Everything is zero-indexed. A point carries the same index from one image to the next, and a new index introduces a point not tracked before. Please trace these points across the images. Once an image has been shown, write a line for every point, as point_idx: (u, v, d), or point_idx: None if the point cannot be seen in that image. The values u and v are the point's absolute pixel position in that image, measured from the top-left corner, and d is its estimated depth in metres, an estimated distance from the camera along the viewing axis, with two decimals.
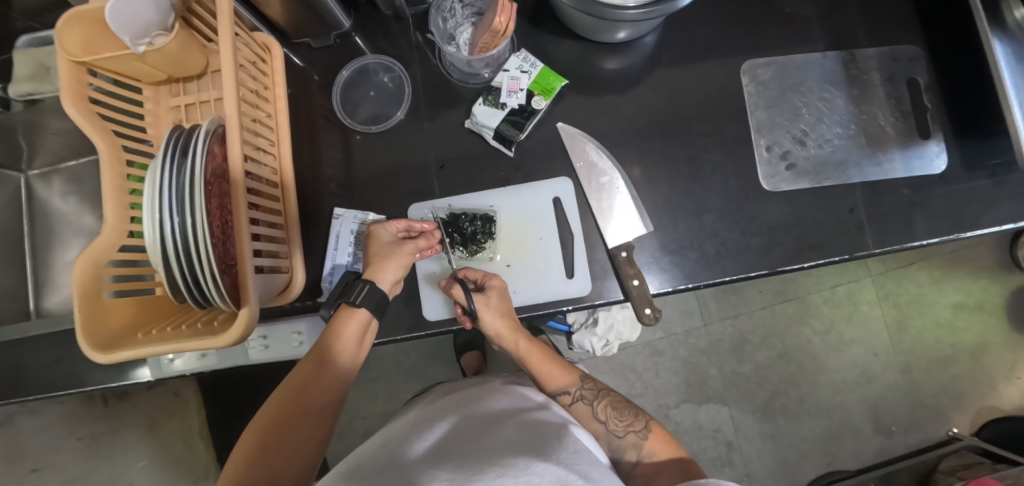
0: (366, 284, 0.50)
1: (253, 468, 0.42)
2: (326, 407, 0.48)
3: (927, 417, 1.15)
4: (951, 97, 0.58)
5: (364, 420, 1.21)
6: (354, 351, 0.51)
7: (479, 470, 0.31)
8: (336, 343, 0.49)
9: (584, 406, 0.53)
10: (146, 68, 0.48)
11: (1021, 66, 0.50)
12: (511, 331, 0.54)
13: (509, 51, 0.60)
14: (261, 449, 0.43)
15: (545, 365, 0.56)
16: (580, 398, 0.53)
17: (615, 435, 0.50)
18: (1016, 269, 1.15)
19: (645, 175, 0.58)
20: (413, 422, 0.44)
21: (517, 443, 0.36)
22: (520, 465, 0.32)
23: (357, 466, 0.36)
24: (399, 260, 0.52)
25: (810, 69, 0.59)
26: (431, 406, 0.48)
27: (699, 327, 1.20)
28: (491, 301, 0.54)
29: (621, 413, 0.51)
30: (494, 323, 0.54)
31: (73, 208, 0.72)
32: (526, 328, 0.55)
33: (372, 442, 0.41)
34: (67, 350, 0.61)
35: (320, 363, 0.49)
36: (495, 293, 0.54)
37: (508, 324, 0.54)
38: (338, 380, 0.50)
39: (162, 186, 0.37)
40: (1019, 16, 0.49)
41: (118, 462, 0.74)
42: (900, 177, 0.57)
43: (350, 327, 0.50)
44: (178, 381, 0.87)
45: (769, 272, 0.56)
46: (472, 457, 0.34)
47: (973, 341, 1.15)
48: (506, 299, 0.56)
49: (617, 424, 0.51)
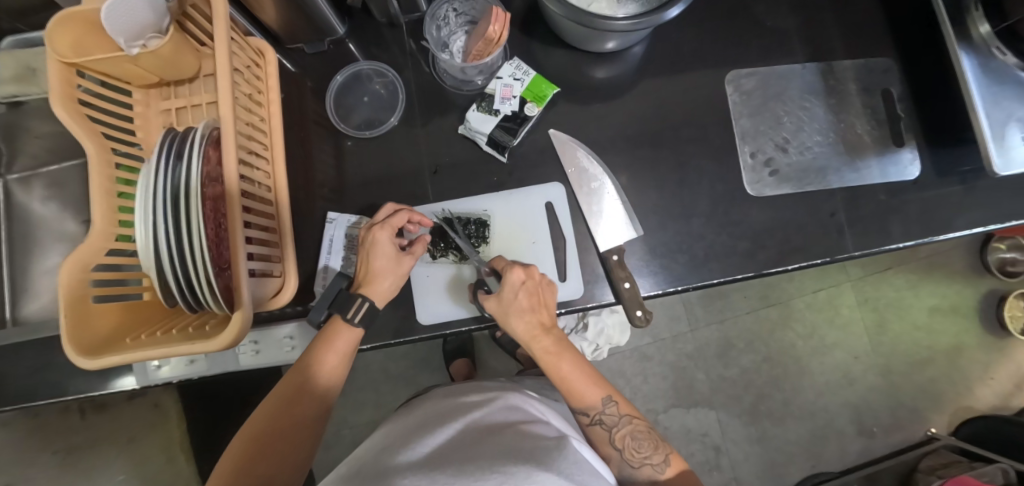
0: (365, 302, 0.50)
1: (244, 475, 0.43)
2: (315, 418, 0.48)
3: (906, 417, 1.18)
4: (924, 107, 0.60)
5: (353, 429, 1.19)
6: (343, 363, 0.50)
7: (481, 478, 0.32)
8: (325, 354, 0.49)
9: (602, 431, 0.51)
10: (138, 71, 0.47)
11: (986, 78, 0.53)
12: (544, 330, 0.51)
13: (502, 59, 0.61)
14: (252, 458, 0.44)
15: (569, 383, 0.51)
16: (599, 423, 0.51)
17: (629, 465, 0.50)
18: (987, 273, 1.20)
19: (634, 181, 0.59)
20: (416, 422, 0.44)
21: (519, 451, 0.36)
22: (520, 474, 0.32)
23: (361, 464, 0.37)
24: (393, 272, 0.52)
25: (790, 80, 0.61)
26: (434, 407, 0.49)
27: (685, 332, 1.22)
28: (511, 297, 0.50)
29: (640, 445, 0.50)
30: (517, 323, 0.50)
31: (54, 213, 0.71)
32: (552, 332, 0.51)
33: (374, 442, 0.42)
34: (49, 357, 0.59)
35: (308, 372, 0.48)
36: (513, 286, 0.50)
37: (533, 324, 0.50)
38: (328, 390, 0.49)
39: (156, 190, 0.37)
40: (983, 32, 0.52)
41: (95, 474, 0.74)
42: (877, 183, 0.59)
43: (342, 337, 0.50)
44: (159, 391, 0.83)
45: (755, 274, 0.58)
46: (474, 462, 0.34)
47: (949, 343, 1.19)
48: (534, 292, 0.51)
49: (634, 456, 0.50)
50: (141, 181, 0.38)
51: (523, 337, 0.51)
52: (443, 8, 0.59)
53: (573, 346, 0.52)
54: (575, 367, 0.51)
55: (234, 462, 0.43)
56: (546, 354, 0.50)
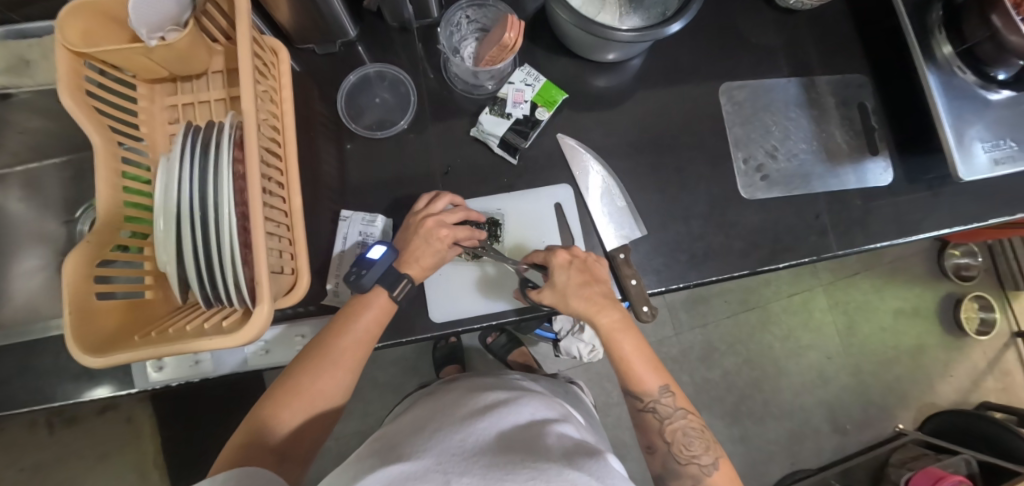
0: (409, 283, 0.52)
1: (269, 435, 0.44)
2: (340, 387, 0.48)
3: (876, 414, 1.25)
4: (896, 120, 0.66)
5: (339, 440, 1.17)
6: (366, 339, 0.49)
7: (513, 471, 0.32)
8: (353, 326, 0.49)
9: (654, 420, 0.52)
10: (147, 64, 0.46)
11: (951, 93, 0.58)
12: (606, 303, 0.53)
13: (512, 66, 0.63)
14: (273, 417, 0.45)
15: (632, 362, 0.52)
16: (650, 411, 0.52)
17: (676, 459, 0.51)
18: (943, 278, 1.29)
19: (637, 184, 0.62)
20: (444, 411, 0.46)
21: (548, 452, 0.36)
22: (552, 471, 0.33)
23: (394, 448, 0.38)
24: (436, 259, 0.53)
25: (776, 92, 0.66)
26: (458, 400, 0.49)
27: (670, 336, 1.26)
28: (565, 280, 0.52)
29: (690, 442, 0.51)
30: (577, 302, 0.52)
31: (34, 213, 0.67)
32: (614, 303, 0.53)
33: (406, 429, 0.43)
34: (32, 361, 0.56)
35: (333, 340, 0.48)
36: (562, 267, 0.53)
37: (594, 299, 0.52)
38: (352, 363, 0.49)
39: (181, 182, 0.37)
40: (946, 52, 0.58)
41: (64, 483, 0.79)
42: (855, 188, 0.64)
43: (374, 309, 0.50)
44: (132, 406, 0.85)
45: (750, 272, 0.61)
46: (505, 457, 0.34)
47: (912, 343, 1.27)
48: (585, 270, 0.54)
49: (682, 452, 0.51)
50: (165, 172, 0.38)
51: (586, 314, 0.52)
52: (456, 14, 0.62)
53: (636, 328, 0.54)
54: (637, 349, 0.53)
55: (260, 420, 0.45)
56: (608, 329, 0.52)
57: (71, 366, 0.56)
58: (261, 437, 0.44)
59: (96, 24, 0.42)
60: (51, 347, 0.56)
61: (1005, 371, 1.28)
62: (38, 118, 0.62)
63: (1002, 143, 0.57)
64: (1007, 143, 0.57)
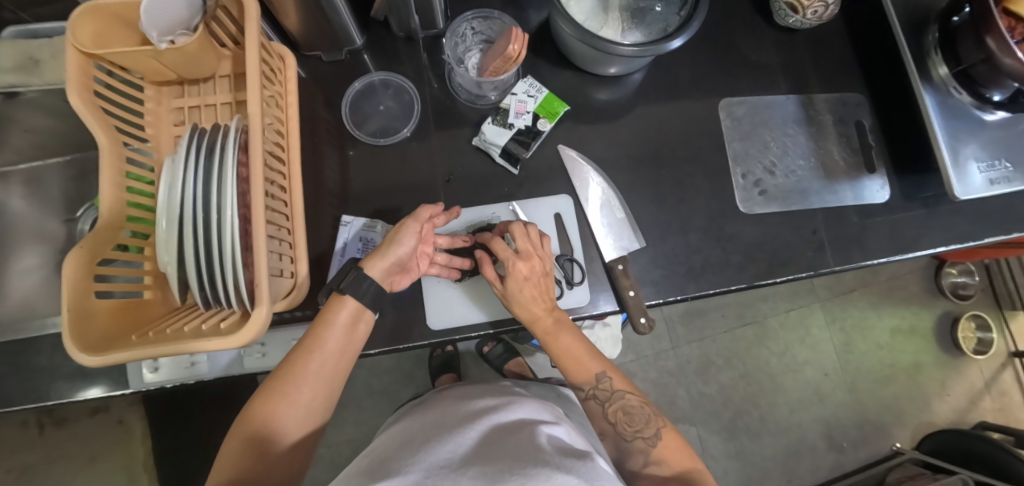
0: (353, 271, 0.48)
1: (247, 463, 0.42)
2: (315, 408, 0.46)
3: (873, 432, 1.24)
4: (894, 138, 0.66)
5: (331, 448, 1.16)
6: (340, 352, 0.47)
7: (501, 479, 0.32)
8: (324, 341, 0.46)
9: (597, 405, 0.53)
10: (156, 66, 0.47)
11: (947, 114, 0.59)
12: (545, 305, 0.53)
13: (516, 77, 0.64)
14: (244, 459, 0.42)
15: (573, 353, 0.54)
16: (592, 398, 0.53)
17: (623, 438, 0.52)
18: (941, 296, 1.30)
19: (636, 196, 0.63)
20: (438, 420, 0.46)
21: (537, 454, 0.36)
22: (540, 475, 0.32)
23: (384, 463, 0.38)
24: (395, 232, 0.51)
25: (775, 109, 0.67)
26: (452, 409, 0.49)
27: (667, 349, 1.26)
28: (516, 289, 0.52)
29: (632, 418, 0.52)
30: (520, 308, 0.53)
31: (36, 212, 0.67)
32: (559, 309, 0.55)
33: (398, 443, 0.43)
34: (26, 360, 0.56)
35: (303, 357, 0.45)
36: (519, 281, 0.52)
37: (537, 308, 0.53)
38: (325, 380, 0.46)
39: (185, 183, 0.38)
40: (942, 73, 0.59)
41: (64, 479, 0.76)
42: (851, 205, 0.65)
43: (341, 317, 0.47)
44: (123, 408, 0.85)
45: (747, 285, 0.61)
46: (496, 466, 0.34)
47: (910, 361, 1.27)
48: (538, 284, 0.53)
49: (627, 429, 0.52)
50: (168, 174, 0.39)
51: (526, 320, 0.53)
52: (462, 25, 0.63)
53: (572, 323, 0.55)
54: (575, 342, 0.54)
55: (236, 453, 0.42)
56: (544, 333, 0.53)
57: (67, 366, 0.56)
58: (240, 467, 0.42)
59: (106, 26, 0.43)
60: (47, 345, 0.56)
61: (1002, 391, 1.27)
62: (45, 117, 0.62)
63: (998, 163, 0.58)
64: (1003, 163, 0.57)
